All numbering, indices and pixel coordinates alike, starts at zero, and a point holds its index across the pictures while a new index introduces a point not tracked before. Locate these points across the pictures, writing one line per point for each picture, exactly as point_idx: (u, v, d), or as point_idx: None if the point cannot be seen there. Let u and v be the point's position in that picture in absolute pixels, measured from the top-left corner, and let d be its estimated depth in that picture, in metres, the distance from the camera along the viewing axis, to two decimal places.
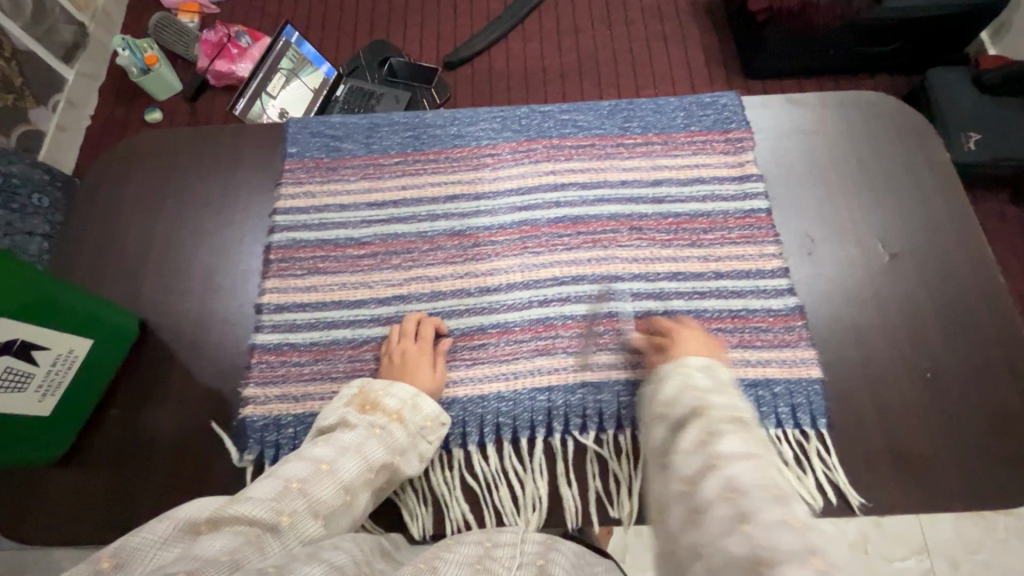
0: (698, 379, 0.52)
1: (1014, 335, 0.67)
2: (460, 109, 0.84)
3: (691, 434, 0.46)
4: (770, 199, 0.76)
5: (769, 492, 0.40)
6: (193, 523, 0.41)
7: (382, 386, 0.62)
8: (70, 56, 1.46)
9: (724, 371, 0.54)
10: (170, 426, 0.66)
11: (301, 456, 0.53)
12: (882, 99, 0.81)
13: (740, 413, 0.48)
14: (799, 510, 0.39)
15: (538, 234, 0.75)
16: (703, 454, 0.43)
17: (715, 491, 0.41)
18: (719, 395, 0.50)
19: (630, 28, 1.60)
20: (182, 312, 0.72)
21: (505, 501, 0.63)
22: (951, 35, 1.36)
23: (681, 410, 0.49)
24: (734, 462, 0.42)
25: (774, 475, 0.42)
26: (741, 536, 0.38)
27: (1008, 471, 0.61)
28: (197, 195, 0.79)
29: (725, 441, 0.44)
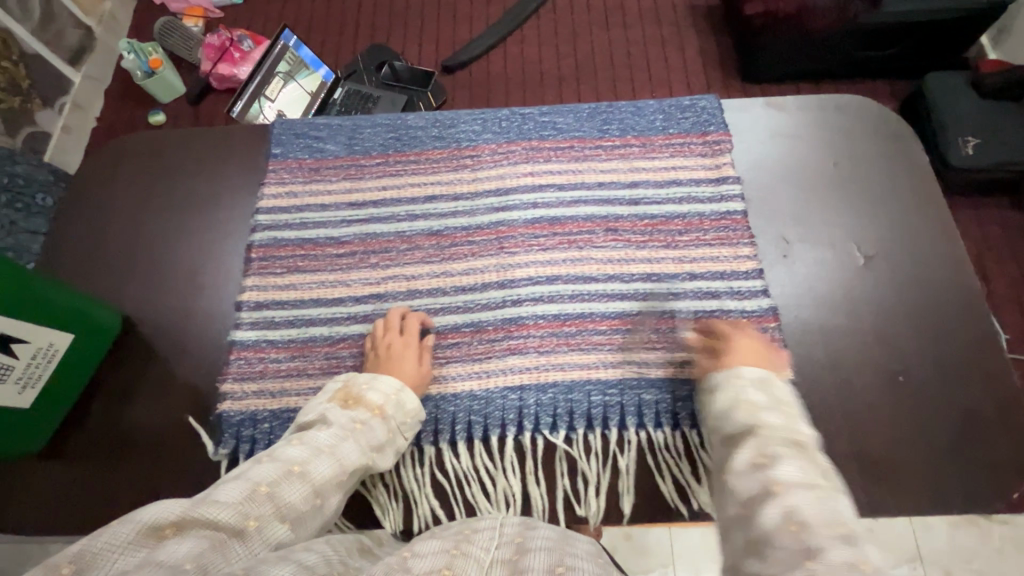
0: (752, 394, 0.56)
1: (987, 340, 0.67)
2: (442, 111, 0.85)
3: (747, 456, 0.50)
4: (747, 201, 0.76)
5: (834, 526, 0.42)
6: (157, 527, 0.40)
7: (366, 380, 0.63)
8: (76, 58, 1.48)
9: (781, 387, 0.57)
10: (149, 419, 0.68)
11: (274, 458, 0.52)
12: (863, 102, 0.81)
13: (799, 435, 0.51)
14: (866, 548, 0.41)
15: (514, 235, 0.76)
16: (759, 479, 0.47)
17: (776, 520, 0.44)
18: (775, 415, 0.54)
19: (627, 32, 1.61)
20: (165, 308, 0.74)
21: (474, 497, 0.64)
22: (946, 39, 1.35)
23: (736, 429, 0.54)
24: (794, 489, 0.45)
25: (837, 504, 0.44)
26: (803, 570, 0.40)
27: (975, 476, 0.61)
28: (182, 194, 0.81)
29: (782, 466, 0.48)
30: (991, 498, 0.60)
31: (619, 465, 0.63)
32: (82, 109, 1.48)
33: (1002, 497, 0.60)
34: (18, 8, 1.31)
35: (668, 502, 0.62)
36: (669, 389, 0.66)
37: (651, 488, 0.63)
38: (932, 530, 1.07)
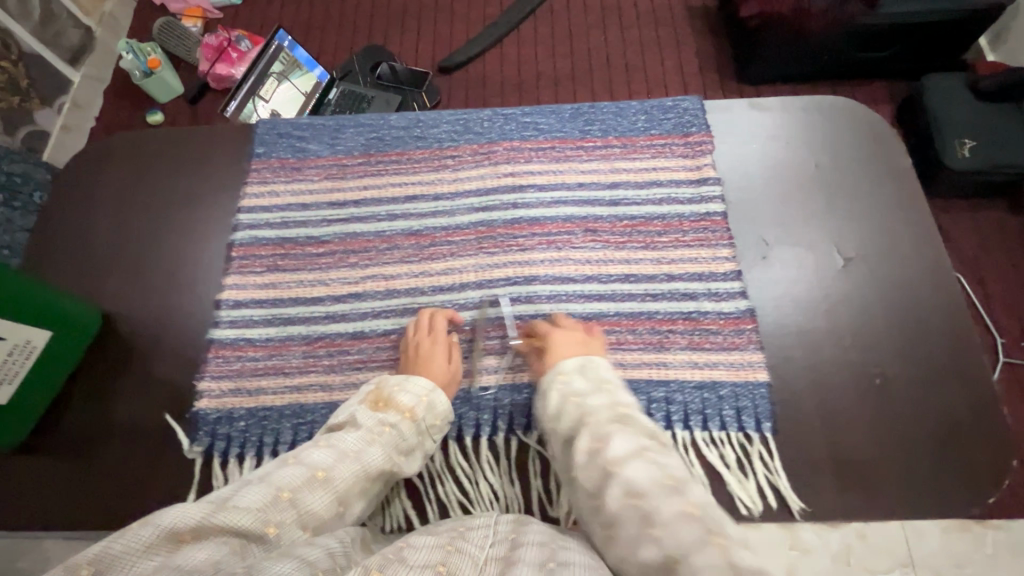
0: (575, 383, 0.58)
1: (966, 344, 0.66)
2: (424, 112, 0.86)
3: (584, 445, 0.52)
4: (727, 203, 0.76)
5: (665, 484, 0.47)
6: (175, 532, 0.39)
7: (397, 383, 0.62)
8: (76, 58, 1.49)
9: (602, 364, 0.61)
10: (127, 417, 0.68)
11: (298, 462, 0.51)
12: (847, 104, 0.81)
13: (621, 409, 0.55)
14: (692, 495, 0.46)
15: (493, 235, 0.76)
16: (598, 464, 0.50)
17: (619, 499, 0.47)
18: (598, 396, 0.56)
19: (624, 34, 1.60)
20: (145, 306, 0.74)
21: (451, 496, 0.64)
22: (944, 41, 1.34)
23: (570, 425, 0.55)
24: (628, 463, 0.49)
25: (666, 461, 0.49)
26: (651, 541, 0.44)
27: (953, 481, 0.60)
28: (165, 192, 0.81)
29: (614, 444, 0.51)
30: (966, 503, 0.60)
31: None
32: (81, 108, 1.48)
33: (978, 502, 0.60)
34: (18, 7, 1.32)
35: None
36: (645, 391, 0.67)
37: None
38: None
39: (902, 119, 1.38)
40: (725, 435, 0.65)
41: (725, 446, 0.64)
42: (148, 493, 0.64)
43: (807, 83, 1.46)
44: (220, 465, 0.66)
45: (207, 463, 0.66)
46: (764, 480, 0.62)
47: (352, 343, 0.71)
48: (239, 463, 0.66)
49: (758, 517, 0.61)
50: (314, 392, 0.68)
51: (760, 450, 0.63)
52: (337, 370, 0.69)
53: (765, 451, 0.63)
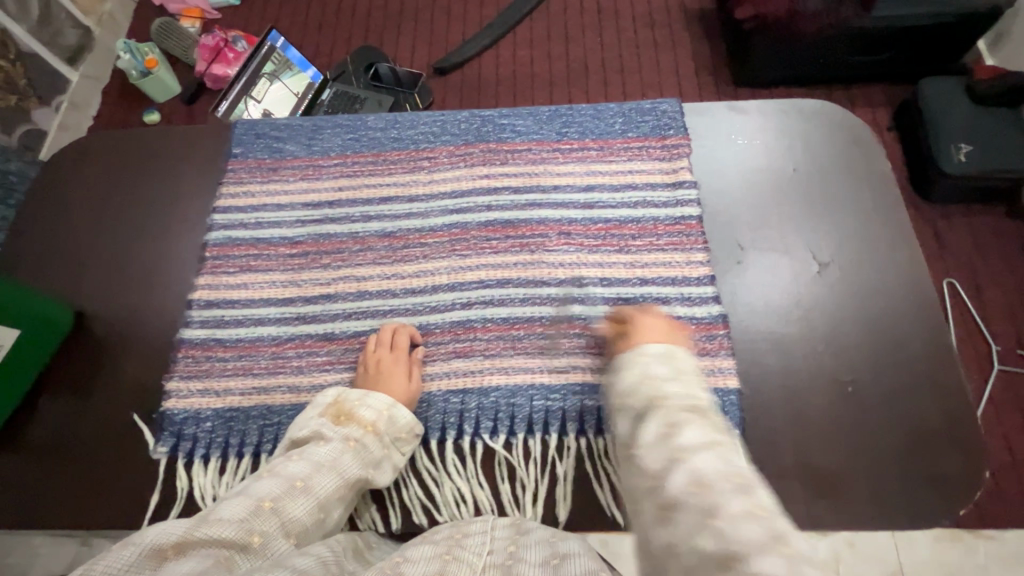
0: (654, 366, 0.52)
1: (942, 352, 0.65)
2: (402, 112, 0.85)
3: (653, 429, 0.45)
4: (703, 206, 0.75)
5: (734, 482, 0.40)
6: (160, 548, 0.41)
7: (358, 397, 0.62)
8: (74, 58, 1.48)
9: (687, 356, 0.54)
10: (96, 416, 0.68)
11: (274, 473, 0.53)
12: (826, 107, 0.80)
13: (698, 400, 0.48)
14: (762, 497, 0.39)
15: (467, 237, 0.76)
16: (665, 448, 0.43)
17: (682, 486, 0.40)
18: (676, 384, 0.50)
19: (621, 35, 1.57)
20: (118, 305, 0.74)
21: (416, 500, 0.63)
22: (943, 45, 1.30)
23: (639, 403, 0.49)
24: (699, 452, 0.42)
25: (740, 461, 0.42)
26: (711, 533, 0.37)
27: (925, 490, 0.59)
28: (142, 192, 0.81)
29: (686, 432, 0.44)
30: (937, 514, 0.59)
31: (558, 471, 0.63)
32: (78, 108, 1.48)
33: (948, 513, 0.59)
34: (17, 8, 1.31)
35: (606, 509, 0.61)
36: None
37: (589, 495, 0.62)
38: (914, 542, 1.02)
39: (899, 124, 1.35)
40: None
41: None
42: (115, 493, 0.64)
43: (805, 85, 1.43)
44: (185, 466, 0.66)
45: (171, 464, 0.65)
46: None
47: (321, 345, 0.71)
48: (203, 464, 0.66)
49: None
50: (283, 393, 0.68)
51: None
52: (305, 371, 0.69)
53: None
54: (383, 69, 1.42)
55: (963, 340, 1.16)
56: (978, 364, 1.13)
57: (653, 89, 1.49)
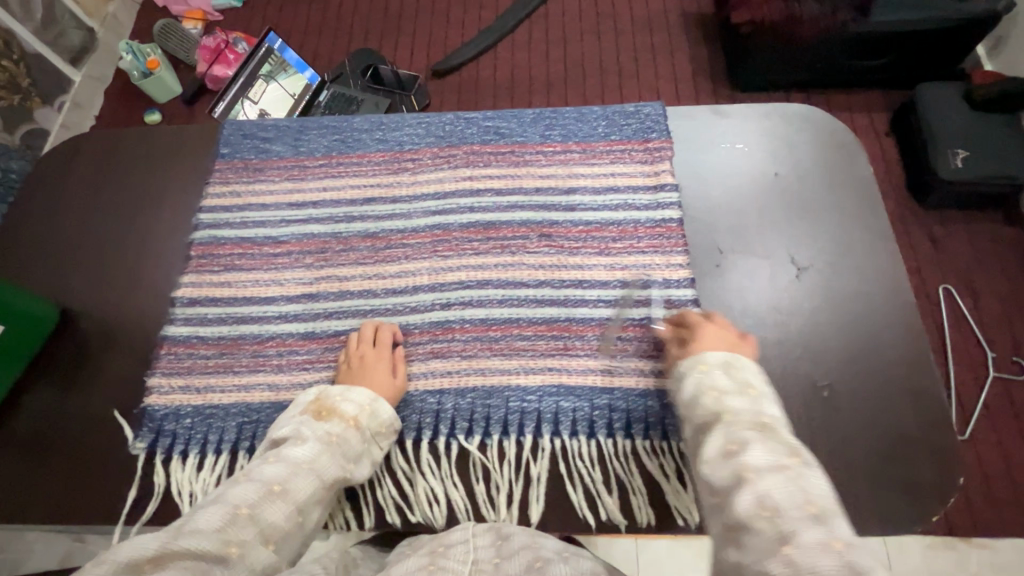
0: (718, 378, 0.54)
1: (920, 358, 0.65)
2: (388, 115, 0.86)
3: (716, 445, 0.47)
4: (683, 209, 0.75)
5: (806, 510, 0.40)
6: (134, 563, 0.41)
7: (340, 393, 0.62)
8: (78, 59, 1.50)
9: (750, 367, 0.56)
10: (78, 411, 0.68)
11: (251, 478, 0.52)
12: (809, 111, 0.80)
13: (765, 418, 0.49)
14: (839, 526, 0.39)
15: (449, 238, 0.76)
16: (730, 465, 0.45)
17: (749, 508, 0.41)
18: (741, 399, 0.52)
19: (619, 38, 1.56)
20: (104, 303, 0.75)
21: (391, 499, 0.63)
22: (942, 50, 1.29)
23: (705, 417, 0.52)
24: (766, 475, 0.43)
25: (811, 486, 0.42)
26: (781, 557, 0.38)
27: (900, 496, 0.59)
28: (130, 191, 0.82)
29: (751, 452, 0.45)
30: (912, 520, 0.58)
31: (532, 472, 0.63)
32: (81, 108, 1.49)
33: (921, 520, 0.58)
34: (21, 9, 1.33)
35: (578, 511, 0.61)
36: (588, 399, 0.66)
37: (562, 497, 0.62)
38: (906, 549, 1.02)
39: (896, 129, 1.34)
40: (667, 444, 0.63)
41: (665, 456, 0.63)
42: (95, 488, 0.64)
43: (802, 90, 1.42)
44: (163, 462, 0.66)
45: (149, 460, 0.66)
46: None
47: (302, 343, 0.71)
48: (182, 460, 0.67)
49: (695, 528, 0.60)
50: (262, 391, 0.69)
51: None
52: (285, 369, 0.70)
53: None
54: (386, 71, 1.42)
55: (957, 346, 1.15)
56: (972, 371, 1.13)
57: (650, 92, 1.49)
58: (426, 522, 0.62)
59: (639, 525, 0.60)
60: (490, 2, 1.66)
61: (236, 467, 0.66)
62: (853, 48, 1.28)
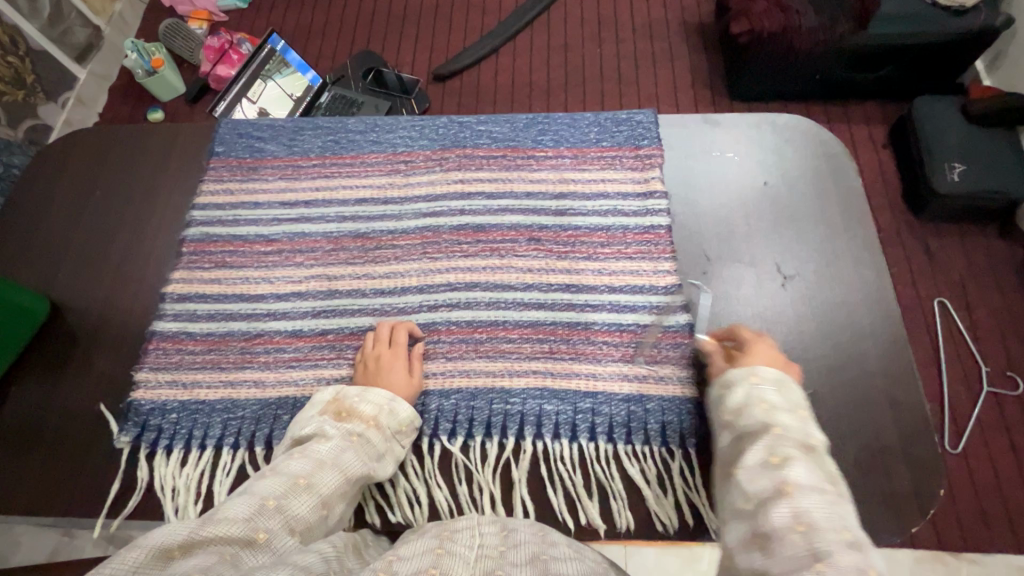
0: (769, 392, 0.54)
1: (902, 369, 0.65)
2: (383, 117, 0.87)
3: (759, 455, 0.48)
4: (672, 216, 0.76)
5: (842, 535, 0.41)
6: (164, 549, 0.40)
7: (357, 394, 0.63)
8: (83, 56, 1.50)
9: (797, 386, 0.55)
10: (65, 404, 0.69)
11: (277, 471, 0.53)
12: (799, 121, 0.81)
13: (812, 439, 0.49)
14: (873, 555, 0.40)
15: (439, 240, 0.77)
16: (773, 477, 0.46)
17: (785, 520, 0.42)
18: (791, 417, 0.52)
19: (620, 46, 1.57)
20: (93, 298, 0.75)
21: (373, 499, 0.64)
22: (939, 65, 1.29)
23: (750, 427, 0.52)
24: (807, 492, 0.44)
25: (847, 513, 0.43)
26: (813, 573, 0.38)
27: (878, 505, 0.59)
28: (125, 187, 0.83)
29: (796, 468, 0.46)
30: (890, 530, 0.59)
31: (513, 475, 0.64)
32: (83, 105, 1.50)
33: (901, 532, 0.58)
34: (28, 7, 1.34)
35: (559, 515, 0.62)
36: (572, 402, 0.66)
37: (543, 500, 0.63)
38: (896, 564, 1.00)
39: (894, 142, 1.33)
40: (648, 449, 0.64)
41: (646, 461, 0.63)
42: (77, 480, 0.65)
43: (801, 101, 1.42)
44: (147, 456, 0.67)
45: (133, 454, 0.67)
46: (683, 496, 0.61)
47: (289, 341, 0.72)
48: (166, 455, 0.67)
49: (674, 534, 0.60)
50: (248, 388, 0.69)
51: (682, 465, 0.62)
52: (272, 367, 0.70)
53: (686, 467, 0.63)
54: (389, 74, 1.43)
55: (951, 360, 1.14)
56: (966, 385, 1.12)
57: (650, 101, 1.50)
58: (406, 523, 0.62)
59: (618, 530, 0.61)
60: (492, 8, 1.67)
61: (219, 463, 0.66)
62: (850, 60, 1.29)
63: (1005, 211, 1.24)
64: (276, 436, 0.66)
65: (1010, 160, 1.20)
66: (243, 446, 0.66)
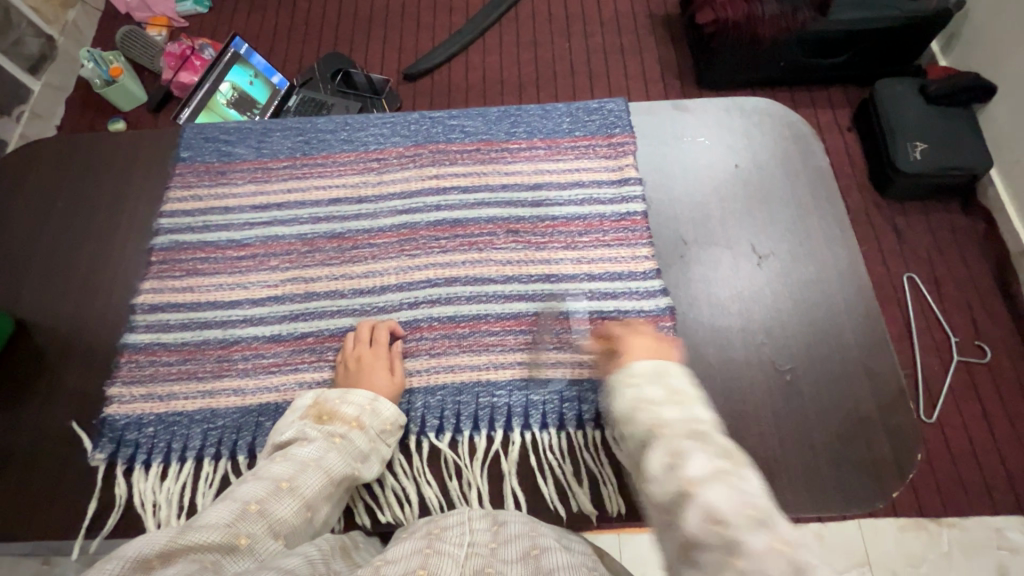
0: (649, 390, 0.50)
1: (878, 342, 0.67)
2: (353, 115, 0.86)
3: (657, 458, 0.43)
4: (648, 202, 0.77)
5: (749, 514, 0.37)
6: (143, 559, 0.39)
7: (338, 396, 0.62)
8: (36, 68, 1.44)
9: (678, 371, 0.52)
10: (30, 425, 0.66)
11: (258, 476, 0.52)
12: (768, 105, 0.83)
13: (699, 423, 0.45)
14: (783, 526, 0.37)
15: (416, 237, 0.76)
16: (674, 482, 0.40)
17: (698, 525, 0.37)
18: (673, 408, 0.47)
19: (589, 39, 1.58)
20: (56, 314, 0.72)
21: (361, 500, 0.63)
22: (899, 48, 1.33)
23: (640, 434, 0.46)
24: (709, 485, 0.39)
25: (752, 489, 0.39)
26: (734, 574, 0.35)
27: (861, 476, 0.61)
28: (88, 198, 0.80)
29: (692, 462, 0.41)
30: (872, 498, 0.60)
31: (502, 467, 0.63)
32: (41, 117, 1.44)
33: (883, 497, 0.60)
34: None
35: (550, 504, 0.62)
36: (558, 391, 0.66)
37: (535, 491, 0.62)
38: (882, 534, 1.03)
39: (858, 124, 1.37)
40: None
41: None
42: (51, 505, 0.62)
43: (767, 87, 1.45)
44: (125, 472, 0.65)
45: (109, 471, 0.64)
46: None
47: (268, 347, 0.70)
48: (144, 469, 0.65)
49: None
50: (227, 396, 0.68)
51: None
52: (251, 374, 0.69)
53: None
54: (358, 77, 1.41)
55: (924, 333, 1.18)
56: (937, 356, 1.16)
57: (621, 93, 1.51)
58: (397, 522, 0.62)
59: (610, 515, 0.61)
60: (459, 7, 1.66)
61: (200, 474, 0.64)
62: (814, 46, 1.31)
63: (964, 187, 1.29)
64: (259, 444, 0.65)
65: (967, 139, 1.25)
66: (224, 456, 0.65)
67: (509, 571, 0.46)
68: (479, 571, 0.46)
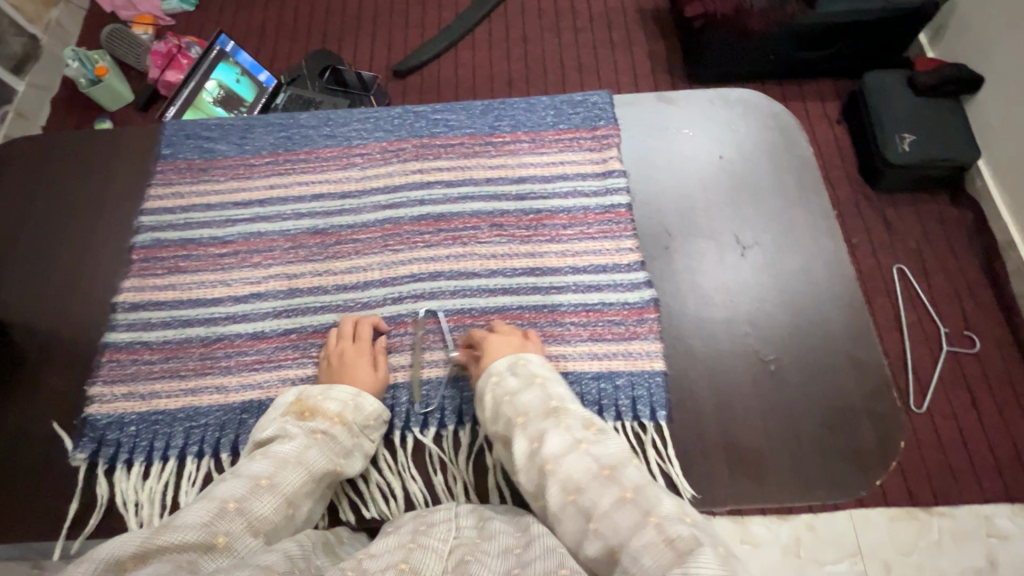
0: (507, 382, 0.59)
1: (862, 331, 0.67)
2: (336, 110, 0.85)
3: (522, 446, 0.55)
4: (632, 194, 0.77)
5: (600, 475, 0.50)
6: (116, 560, 0.39)
7: (320, 392, 0.62)
8: (19, 67, 1.43)
9: (530, 359, 0.61)
10: (10, 426, 0.65)
11: (237, 474, 0.51)
12: (752, 96, 0.82)
13: (552, 401, 0.57)
14: (627, 477, 0.50)
15: (400, 232, 0.76)
16: (536, 462, 0.53)
17: (559, 497, 0.50)
18: (531, 392, 0.58)
19: (578, 34, 1.57)
20: (35, 314, 0.72)
21: (346, 496, 0.63)
22: (887, 39, 1.32)
23: (504, 427, 0.57)
24: (563, 460, 0.52)
25: (601, 452, 0.52)
26: (592, 533, 0.47)
27: (845, 464, 0.61)
28: (67, 196, 0.79)
29: (549, 443, 0.53)
30: (854, 486, 0.60)
31: (487, 461, 0.63)
32: (25, 118, 1.42)
33: (865, 485, 0.60)
34: None
35: None
36: None
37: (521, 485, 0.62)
38: (872, 523, 1.03)
39: (847, 116, 1.37)
40: (620, 424, 0.65)
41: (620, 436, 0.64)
42: (31, 506, 0.61)
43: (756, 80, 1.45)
44: (106, 472, 0.64)
45: (90, 471, 0.64)
46: (656, 467, 0.62)
47: (251, 344, 0.70)
48: (126, 469, 0.64)
49: None
50: (209, 394, 0.67)
51: (654, 438, 0.63)
52: (234, 371, 0.68)
53: (658, 439, 0.63)
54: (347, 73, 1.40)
55: (912, 323, 1.18)
56: (926, 346, 1.16)
57: (610, 87, 1.50)
58: (382, 517, 0.62)
59: None
60: (449, 3, 1.65)
61: (183, 473, 0.64)
62: (801, 38, 1.31)
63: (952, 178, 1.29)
64: (242, 441, 0.64)
65: (954, 130, 1.25)
66: (207, 454, 0.64)
67: (491, 565, 0.46)
68: (461, 561, 0.46)
